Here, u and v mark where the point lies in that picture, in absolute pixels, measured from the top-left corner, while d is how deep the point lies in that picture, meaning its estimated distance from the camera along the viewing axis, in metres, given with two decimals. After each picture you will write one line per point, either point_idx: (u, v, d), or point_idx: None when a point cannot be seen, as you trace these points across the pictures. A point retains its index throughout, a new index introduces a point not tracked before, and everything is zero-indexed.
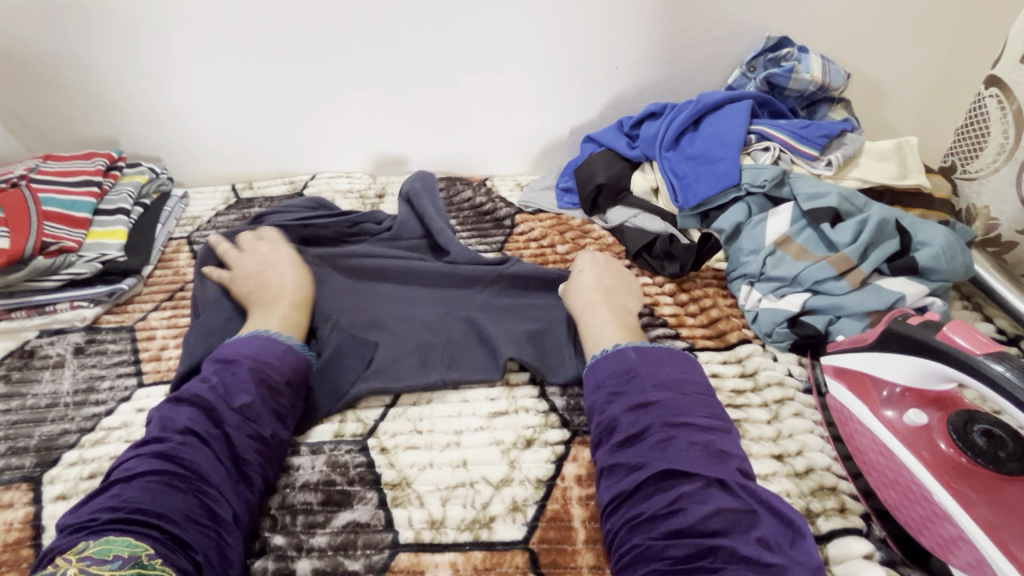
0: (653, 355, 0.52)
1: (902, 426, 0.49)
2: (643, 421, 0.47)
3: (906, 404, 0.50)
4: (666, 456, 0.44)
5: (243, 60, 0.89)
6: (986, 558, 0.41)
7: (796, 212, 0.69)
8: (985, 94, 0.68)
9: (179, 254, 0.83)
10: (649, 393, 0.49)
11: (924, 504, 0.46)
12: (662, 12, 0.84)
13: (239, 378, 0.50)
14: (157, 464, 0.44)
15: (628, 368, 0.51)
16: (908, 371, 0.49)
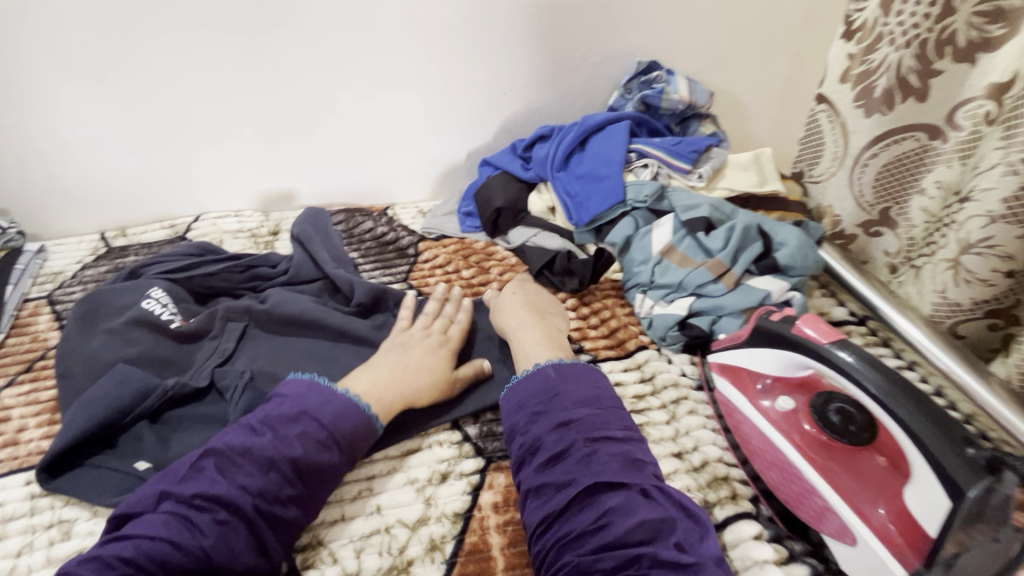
0: (570, 368, 0.55)
1: (775, 412, 0.55)
2: (567, 439, 0.48)
3: (777, 392, 0.56)
4: (592, 470, 0.46)
5: (103, 100, 0.82)
6: (849, 525, 0.47)
7: (676, 223, 0.74)
8: (817, 110, 0.77)
9: (38, 318, 0.74)
10: (569, 410, 0.50)
11: (798, 482, 0.51)
12: (541, 40, 0.89)
13: (274, 445, 0.47)
14: (154, 529, 0.43)
15: (547, 386, 0.53)
16: (776, 361, 0.54)
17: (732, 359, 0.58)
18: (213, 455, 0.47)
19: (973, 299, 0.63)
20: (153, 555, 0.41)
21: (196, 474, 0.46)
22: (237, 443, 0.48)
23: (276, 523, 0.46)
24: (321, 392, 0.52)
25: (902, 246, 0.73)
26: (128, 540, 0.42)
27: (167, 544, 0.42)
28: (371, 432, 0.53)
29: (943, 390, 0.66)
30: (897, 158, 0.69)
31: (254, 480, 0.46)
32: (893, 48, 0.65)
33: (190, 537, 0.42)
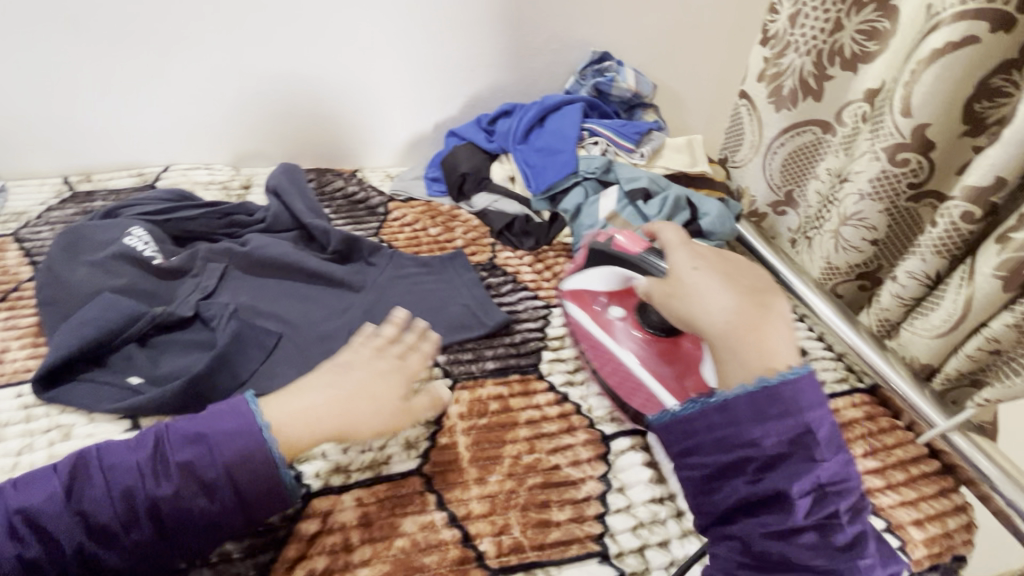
0: (805, 385, 0.46)
1: (610, 320, 0.67)
2: (813, 502, 0.44)
3: (612, 304, 0.68)
4: (846, 544, 0.44)
5: (79, 43, 0.84)
6: (657, 398, 0.61)
7: (620, 193, 0.86)
8: (740, 104, 0.91)
9: (5, 252, 0.75)
10: (825, 455, 0.45)
11: (622, 372, 0.64)
12: (507, 24, 0.98)
13: (190, 463, 0.45)
14: (93, 502, 0.44)
15: (791, 414, 0.45)
16: (606, 276, 0.66)
17: (576, 283, 0.70)
18: (201, 445, 0.46)
19: (849, 264, 0.79)
20: (216, 509, 0.45)
21: (126, 449, 0.46)
22: (229, 443, 0.46)
23: (236, 511, 0.46)
24: (246, 421, 0.47)
25: (800, 222, 0.89)
26: (121, 482, 0.44)
27: (121, 500, 0.44)
28: (281, 485, 0.46)
29: (825, 336, 0.81)
30: (799, 148, 0.84)
31: (190, 476, 0.45)
32: (798, 55, 0.78)
33: (129, 501, 0.44)
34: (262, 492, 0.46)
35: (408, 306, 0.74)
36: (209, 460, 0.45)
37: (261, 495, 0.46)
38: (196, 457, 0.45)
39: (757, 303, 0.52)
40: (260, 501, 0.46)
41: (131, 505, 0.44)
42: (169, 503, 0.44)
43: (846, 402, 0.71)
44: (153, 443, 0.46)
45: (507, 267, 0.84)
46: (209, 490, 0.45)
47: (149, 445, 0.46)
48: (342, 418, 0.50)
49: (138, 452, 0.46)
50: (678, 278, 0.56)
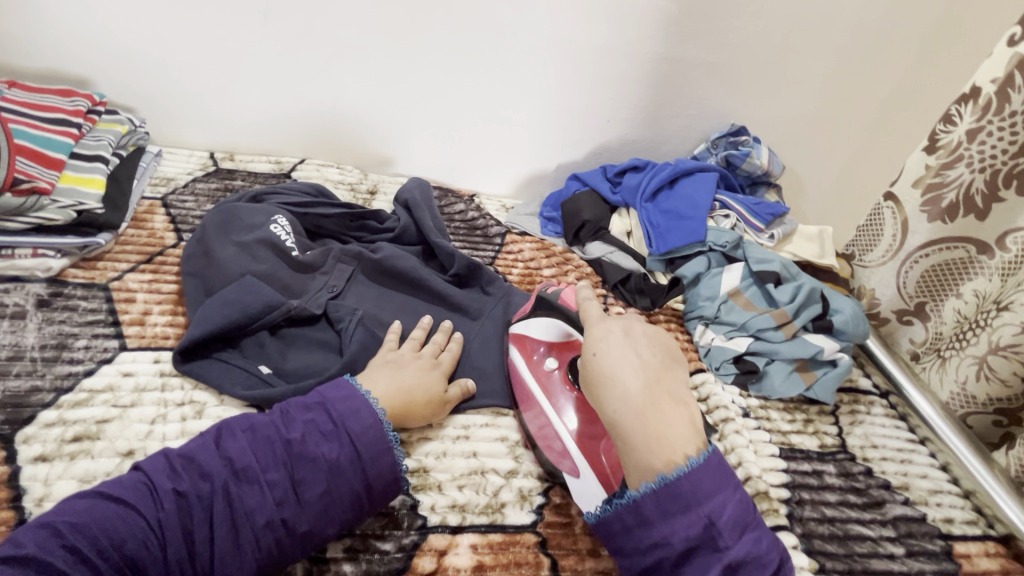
0: (676, 437, 0.46)
1: (547, 373, 0.61)
2: (657, 461, 0.46)
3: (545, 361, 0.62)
4: (686, 498, 0.45)
5: (258, 36, 0.88)
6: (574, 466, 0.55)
7: (746, 271, 0.84)
8: (883, 205, 0.87)
9: (154, 215, 0.78)
10: (663, 441, 0.46)
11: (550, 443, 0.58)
12: (656, 84, 0.98)
13: (315, 431, 0.49)
14: (224, 463, 0.46)
15: (636, 411, 0.48)
16: (546, 327, 0.62)
17: (519, 327, 0.64)
18: (322, 409, 0.51)
19: (988, 395, 0.75)
20: (332, 475, 0.48)
21: (249, 423, 0.50)
22: (345, 407, 0.51)
23: (354, 486, 0.49)
24: (361, 395, 0.53)
25: (928, 337, 0.84)
26: (252, 448, 0.47)
27: (247, 468, 0.46)
28: (391, 451, 0.51)
29: (949, 466, 0.73)
30: (945, 262, 0.80)
31: (317, 445, 0.49)
32: (969, 170, 0.75)
33: (256, 469, 0.46)
34: (380, 464, 0.50)
35: None
36: (329, 425, 0.50)
37: (374, 460, 0.50)
38: (315, 421, 0.50)
39: (665, 392, 0.50)
40: (378, 476, 0.50)
41: (258, 474, 0.46)
42: (292, 473, 0.47)
43: (979, 549, 0.65)
44: (276, 411, 0.51)
45: None
46: (329, 452, 0.48)
47: (282, 415, 0.50)
48: (405, 398, 0.56)
49: (264, 421, 0.50)
50: (584, 367, 0.54)
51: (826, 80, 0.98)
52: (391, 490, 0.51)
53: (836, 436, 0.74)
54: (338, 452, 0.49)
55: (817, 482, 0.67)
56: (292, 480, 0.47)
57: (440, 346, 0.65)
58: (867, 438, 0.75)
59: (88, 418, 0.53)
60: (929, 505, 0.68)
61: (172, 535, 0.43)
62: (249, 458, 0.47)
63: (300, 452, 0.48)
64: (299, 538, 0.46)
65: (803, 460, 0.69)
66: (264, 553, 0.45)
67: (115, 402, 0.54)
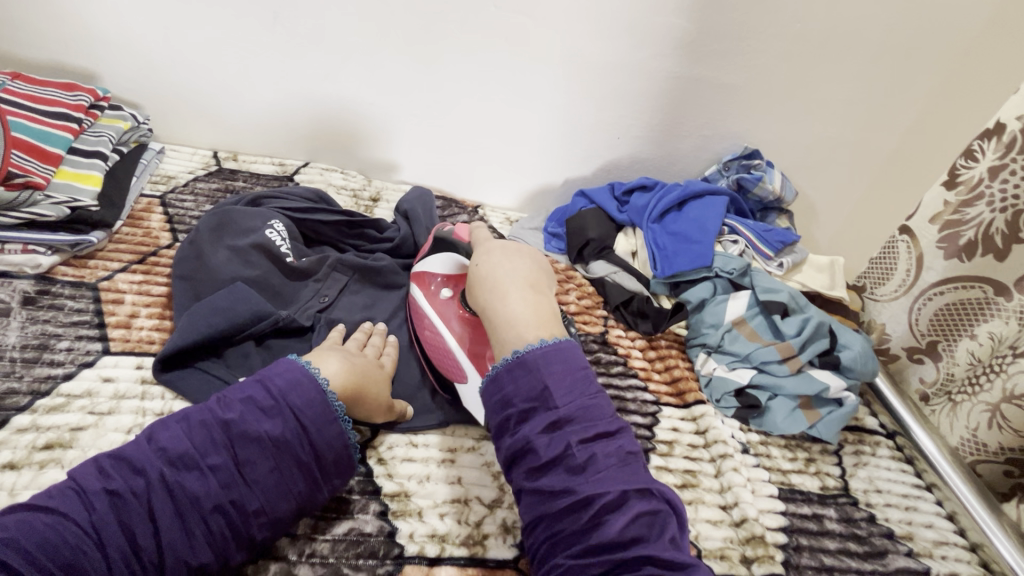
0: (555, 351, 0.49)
1: (444, 302, 0.65)
2: (561, 443, 0.45)
3: (444, 287, 0.67)
4: (589, 481, 0.44)
5: (268, 37, 0.87)
6: (466, 371, 0.60)
7: (753, 299, 0.82)
8: (898, 238, 0.85)
9: (151, 214, 0.77)
10: (559, 406, 0.47)
11: (450, 357, 0.61)
12: (668, 103, 0.96)
13: (249, 413, 0.47)
14: (159, 454, 0.44)
15: (533, 375, 0.48)
16: (442, 261, 0.68)
17: (420, 266, 0.70)
18: (259, 385, 0.49)
19: (1000, 444, 0.72)
20: (279, 453, 0.47)
21: (182, 413, 0.47)
22: (284, 382, 0.49)
23: (301, 462, 0.48)
24: (298, 367, 0.50)
25: (939, 378, 0.81)
26: (187, 434, 0.45)
27: (182, 458, 0.44)
28: (337, 422, 0.50)
29: (957, 516, 0.70)
30: (960, 302, 0.77)
31: (253, 425, 0.46)
32: (989, 209, 0.72)
33: (192, 459, 0.44)
34: (326, 438, 0.49)
35: None
36: (268, 401, 0.48)
37: (321, 431, 0.48)
38: (253, 398, 0.48)
39: (534, 287, 0.59)
40: (327, 450, 0.49)
41: (196, 463, 0.44)
42: (233, 456, 0.45)
43: None
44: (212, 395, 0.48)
45: (619, 347, 0.80)
46: (272, 430, 0.47)
47: (218, 397, 0.48)
48: (363, 383, 0.54)
49: (199, 406, 0.47)
50: (470, 275, 0.62)
51: (844, 106, 0.96)
52: (339, 465, 0.50)
53: (839, 478, 0.71)
54: (279, 431, 0.47)
55: (816, 528, 0.64)
56: (232, 465, 0.45)
57: (381, 348, 0.63)
58: (871, 482, 0.71)
59: (63, 424, 0.51)
60: (933, 557, 0.65)
61: (110, 535, 0.41)
62: (183, 447, 0.45)
63: (237, 435, 0.46)
64: (251, 518, 0.45)
65: (803, 503, 0.66)
66: (218, 539, 0.44)
67: (92, 409, 0.53)
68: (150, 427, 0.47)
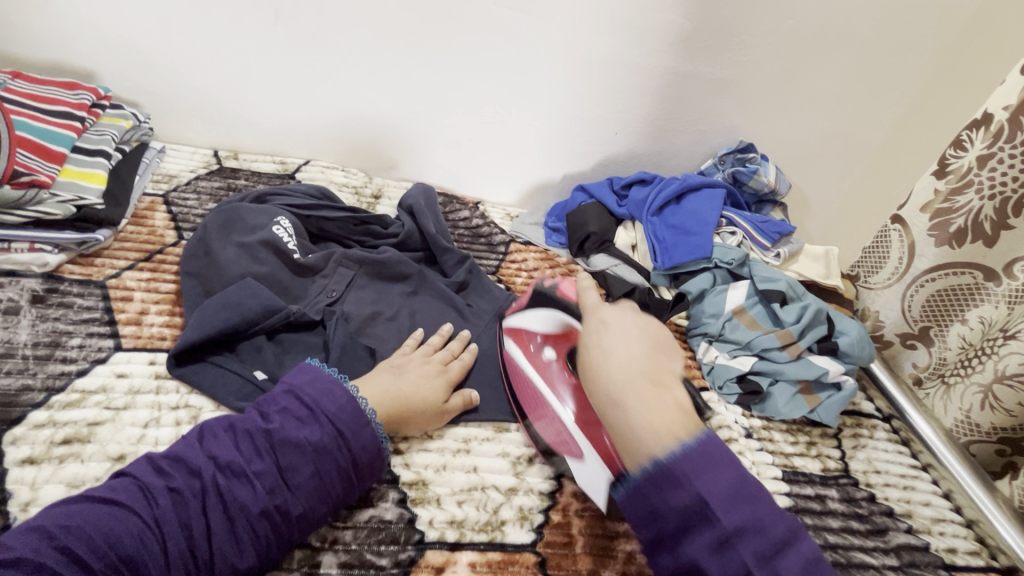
0: (673, 435, 0.44)
1: (547, 363, 0.61)
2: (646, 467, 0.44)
3: (546, 344, 0.62)
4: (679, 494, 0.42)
5: (268, 35, 0.87)
6: (574, 442, 0.56)
7: (751, 289, 0.83)
8: (891, 227, 0.87)
9: (154, 212, 0.77)
10: (649, 446, 0.44)
11: (541, 401, 0.60)
12: (665, 98, 0.97)
13: (290, 422, 0.48)
14: (210, 459, 0.45)
15: (645, 458, 0.44)
16: (548, 318, 0.61)
17: (517, 320, 0.65)
18: (292, 395, 0.50)
19: (992, 424, 0.75)
20: (318, 458, 0.47)
21: (228, 422, 0.48)
22: (316, 390, 0.50)
23: (342, 468, 0.48)
24: (328, 377, 0.52)
25: (932, 362, 0.83)
26: (237, 443, 0.46)
27: (232, 463, 0.45)
28: (370, 425, 0.50)
29: (952, 494, 0.73)
30: (951, 288, 0.80)
31: (294, 432, 0.47)
32: (978, 197, 0.75)
33: (241, 466, 0.45)
34: (363, 442, 0.49)
35: None
36: (303, 409, 0.49)
37: (356, 436, 0.49)
38: (289, 407, 0.49)
39: (659, 379, 0.49)
40: (364, 458, 0.49)
41: (243, 471, 0.45)
42: (278, 462, 0.46)
43: None
44: (252, 406, 0.50)
45: None
46: (310, 436, 0.48)
47: (257, 408, 0.49)
48: (401, 406, 0.55)
49: (241, 416, 0.48)
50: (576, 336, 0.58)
51: (834, 100, 0.99)
52: (373, 471, 0.50)
53: (839, 460, 0.73)
54: (320, 436, 0.48)
55: (820, 507, 0.66)
56: (277, 470, 0.46)
57: (453, 355, 0.64)
58: (869, 463, 0.74)
59: (79, 419, 0.51)
60: (932, 534, 0.67)
61: (170, 532, 0.41)
62: (234, 453, 0.46)
63: (280, 441, 0.47)
64: (295, 524, 0.46)
65: (807, 484, 0.68)
66: (264, 542, 0.44)
67: (108, 404, 0.53)
68: (198, 432, 0.48)
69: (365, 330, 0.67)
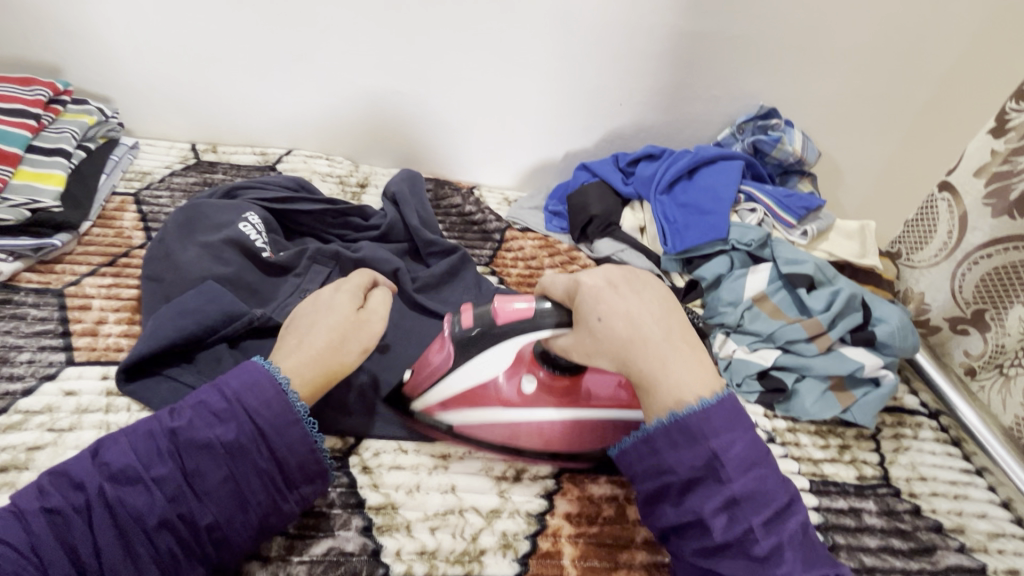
0: (717, 410, 0.42)
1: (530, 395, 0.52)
2: (719, 481, 0.42)
3: (510, 371, 0.53)
4: (696, 457, 0.42)
5: (236, 15, 0.81)
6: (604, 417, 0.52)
7: (774, 273, 0.74)
8: (938, 196, 0.76)
9: (123, 212, 0.73)
10: (719, 444, 0.42)
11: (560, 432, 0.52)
12: (675, 62, 0.87)
13: (199, 421, 0.42)
14: (103, 467, 0.40)
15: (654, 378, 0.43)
16: (495, 358, 0.51)
17: (463, 382, 0.52)
18: (211, 390, 0.44)
19: None
20: (232, 461, 0.42)
21: (131, 423, 0.43)
22: (239, 384, 0.44)
23: (260, 470, 0.43)
24: (255, 369, 0.45)
25: (988, 350, 0.72)
26: (134, 447, 0.41)
27: (127, 471, 0.40)
28: (298, 422, 0.45)
29: (1012, 503, 0.64)
30: (1009, 265, 0.69)
31: (201, 432, 0.42)
32: None
33: (138, 475, 0.40)
34: (287, 441, 0.44)
35: None
36: (219, 405, 0.43)
37: (280, 435, 0.44)
38: (205, 402, 0.43)
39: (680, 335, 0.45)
40: (288, 458, 0.44)
41: (140, 479, 0.40)
42: (182, 466, 0.41)
43: None
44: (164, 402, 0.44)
45: None
46: (223, 436, 0.42)
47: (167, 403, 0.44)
48: (327, 372, 0.48)
49: (148, 416, 0.43)
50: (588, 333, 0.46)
51: (870, 54, 0.87)
52: (303, 471, 0.45)
53: (877, 466, 0.64)
54: (233, 435, 0.42)
55: (853, 524, 0.58)
56: (181, 476, 0.41)
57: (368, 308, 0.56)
58: (913, 469, 0.64)
59: (19, 444, 0.48)
60: (988, 553, 0.58)
61: (51, 556, 0.38)
62: (128, 460, 0.41)
63: (185, 444, 0.42)
64: (204, 533, 0.41)
65: (838, 496, 0.60)
66: (165, 557, 0.40)
67: (52, 425, 0.49)
68: (99, 438, 0.43)
69: None
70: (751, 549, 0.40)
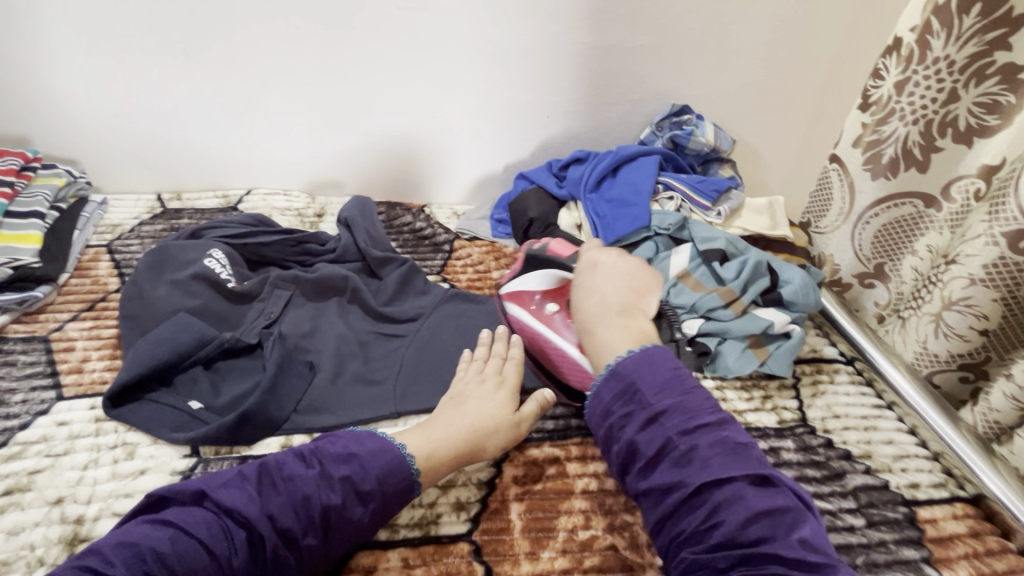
0: (643, 357, 0.53)
1: (550, 316, 0.67)
2: (662, 437, 0.48)
3: (547, 301, 0.68)
4: (699, 467, 0.45)
5: (185, 74, 0.89)
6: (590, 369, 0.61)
7: (693, 251, 0.83)
8: (829, 168, 0.85)
9: (97, 262, 0.79)
10: (657, 406, 0.49)
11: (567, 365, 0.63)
12: (589, 73, 0.96)
13: (344, 493, 0.48)
14: (254, 522, 0.45)
15: (624, 379, 0.52)
16: (542, 277, 0.69)
17: (514, 285, 0.71)
18: (354, 462, 0.50)
19: (950, 352, 0.71)
20: (355, 530, 0.48)
21: (278, 482, 0.48)
22: (380, 464, 0.51)
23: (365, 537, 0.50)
24: (393, 447, 0.52)
25: (891, 298, 0.81)
26: (263, 498, 0.46)
27: (271, 530, 0.45)
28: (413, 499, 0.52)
29: (917, 430, 0.71)
30: (896, 220, 0.77)
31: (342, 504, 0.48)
32: (903, 123, 0.73)
33: (280, 533, 0.45)
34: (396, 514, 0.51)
35: (461, 347, 0.71)
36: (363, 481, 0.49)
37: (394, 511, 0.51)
38: (351, 477, 0.49)
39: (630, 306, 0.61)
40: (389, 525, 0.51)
41: (279, 538, 0.45)
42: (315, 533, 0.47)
43: (947, 512, 0.62)
44: (308, 464, 0.50)
45: None
46: (359, 511, 0.48)
47: (317, 467, 0.49)
48: (475, 437, 0.56)
49: (292, 475, 0.48)
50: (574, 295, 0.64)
51: (762, 49, 0.97)
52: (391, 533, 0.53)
53: (796, 410, 0.72)
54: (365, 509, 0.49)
55: (773, 460, 0.65)
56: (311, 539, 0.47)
57: (502, 358, 0.65)
58: (828, 409, 0.73)
59: (21, 470, 0.54)
60: (892, 472, 0.66)
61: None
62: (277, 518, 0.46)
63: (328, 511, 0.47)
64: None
65: (760, 439, 0.68)
66: None
67: (49, 452, 0.56)
68: (232, 488, 0.47)
69: (302, 346, 0.69)
70: (720, 513, 0.44)
